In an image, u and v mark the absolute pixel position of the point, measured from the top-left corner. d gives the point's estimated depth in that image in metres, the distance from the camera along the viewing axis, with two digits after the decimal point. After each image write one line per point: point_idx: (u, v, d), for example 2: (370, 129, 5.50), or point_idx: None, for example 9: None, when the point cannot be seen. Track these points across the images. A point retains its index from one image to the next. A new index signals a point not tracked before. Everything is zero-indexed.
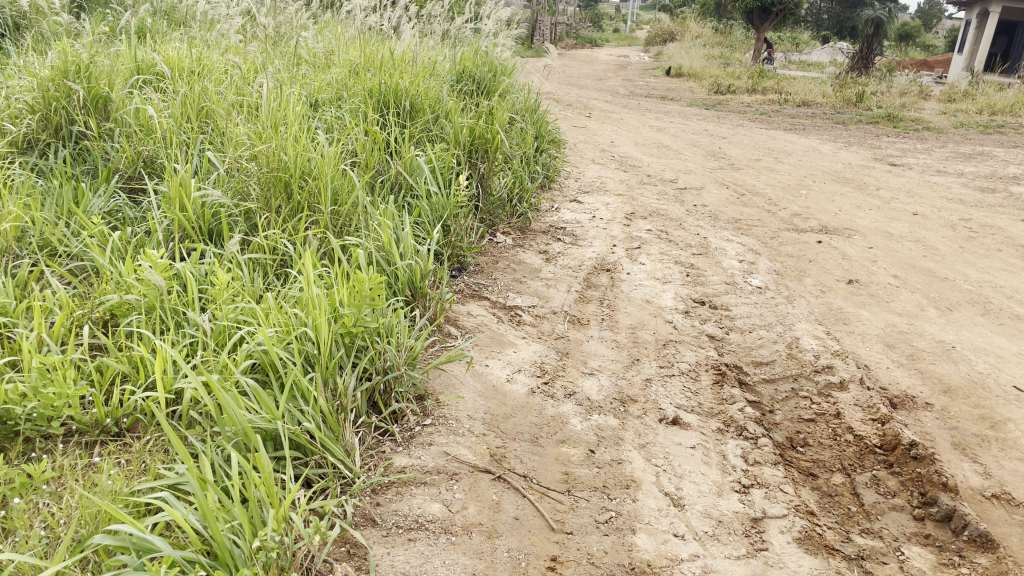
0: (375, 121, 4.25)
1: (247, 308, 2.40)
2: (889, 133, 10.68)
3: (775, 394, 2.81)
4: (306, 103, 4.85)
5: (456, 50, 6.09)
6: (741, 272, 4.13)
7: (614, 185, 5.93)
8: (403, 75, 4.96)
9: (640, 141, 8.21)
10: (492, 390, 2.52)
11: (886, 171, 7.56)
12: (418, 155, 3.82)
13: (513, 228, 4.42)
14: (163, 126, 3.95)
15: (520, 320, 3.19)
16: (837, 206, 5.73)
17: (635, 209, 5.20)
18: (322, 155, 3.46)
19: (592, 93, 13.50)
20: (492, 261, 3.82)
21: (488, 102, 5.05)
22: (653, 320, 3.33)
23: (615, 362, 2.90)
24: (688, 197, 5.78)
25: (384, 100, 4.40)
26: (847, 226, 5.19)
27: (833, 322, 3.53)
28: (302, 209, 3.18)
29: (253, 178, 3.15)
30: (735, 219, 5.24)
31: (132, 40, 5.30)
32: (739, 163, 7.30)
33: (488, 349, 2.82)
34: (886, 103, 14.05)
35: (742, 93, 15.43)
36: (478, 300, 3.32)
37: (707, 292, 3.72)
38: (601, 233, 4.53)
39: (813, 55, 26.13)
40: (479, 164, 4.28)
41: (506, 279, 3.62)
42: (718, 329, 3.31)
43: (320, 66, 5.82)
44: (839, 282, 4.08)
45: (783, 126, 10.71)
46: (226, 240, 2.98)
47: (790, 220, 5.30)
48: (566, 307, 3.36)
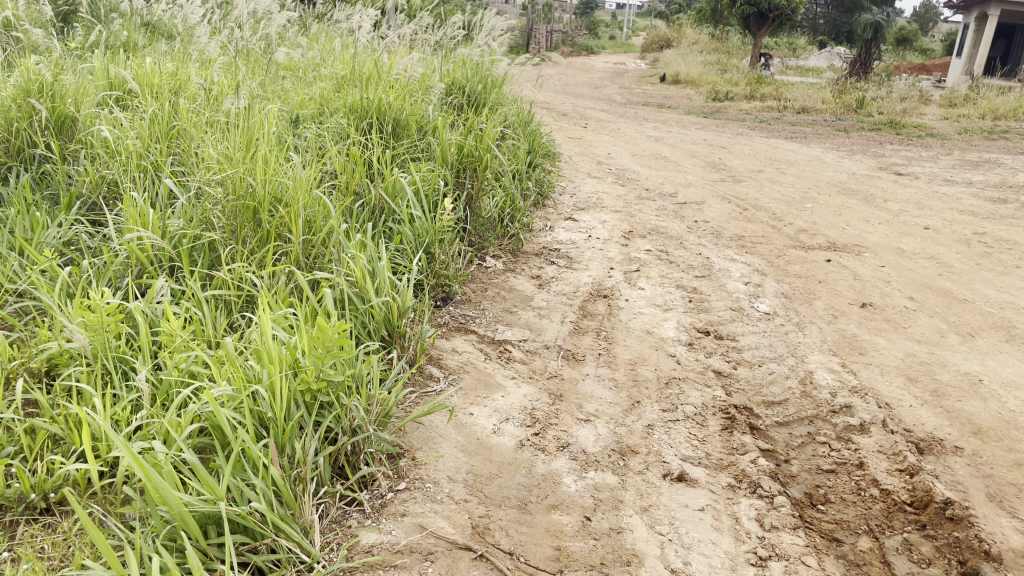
0: (358, 140, 4.01)
1: (200, 358, 2.14)
2: (893, 140, 10.46)
3: (789, 440, 2.56)
4: (287, 120, 4.60)
5: (445, 62, 5.86)
6: (747, 295, 3.88)
7: (611, 200, 5.69)
8: (388, 90, 4.74)
9: (638, 153, 7.98)
10: (476, 444, 2.26)
11: (893, 181, 7.32)
12: (401, 176, 3.58)
13: (504, 251, 4.18)
14: (129, 148, 3.70)
15: (509, 356, 2.94)
16: (844, 220, 5.49)
17: (633, 227, 4.95)
18: (296, 179, 3.21)
19: (588, 103, 13.30)
20: (481, 289, 3.57)
21: (478, 117, 4.82)
22: (654, 354, 3.07)
23: (614, 406, 2.63)
24: (688, 213, 5.53)
25: (366, 117, 4.16)
26: (856, 242, 4.95)
27: (848, 353, 3.28)
28: (271, 239, 2.92)
29: (217, 206, 2.90)
30: (738, 236, 4.99)
31: (103, 57, 5.07)
32: (740, 175, 7.05)
33: (473, 394, 2.56)
34: (887, 109, 13.83)
35: (741, 100, 15.22)
36: (463, 335, 3.06)
37: (711, 320, 3.46)
38: (598, 255, 4.28)
39: (811, 61, 25.96)
40: (467, 183, 4.04)
41: (495, 309, 3.36)
42: (725, 363, 3.06)
43: (304, 81, 5.59)
44: (851, 306, 3.83)
45: (784, 134, 10.49)
46: (187, 276, 2.73)
47: (796, 236, 5.05)
48: (560, 341, 3.11)
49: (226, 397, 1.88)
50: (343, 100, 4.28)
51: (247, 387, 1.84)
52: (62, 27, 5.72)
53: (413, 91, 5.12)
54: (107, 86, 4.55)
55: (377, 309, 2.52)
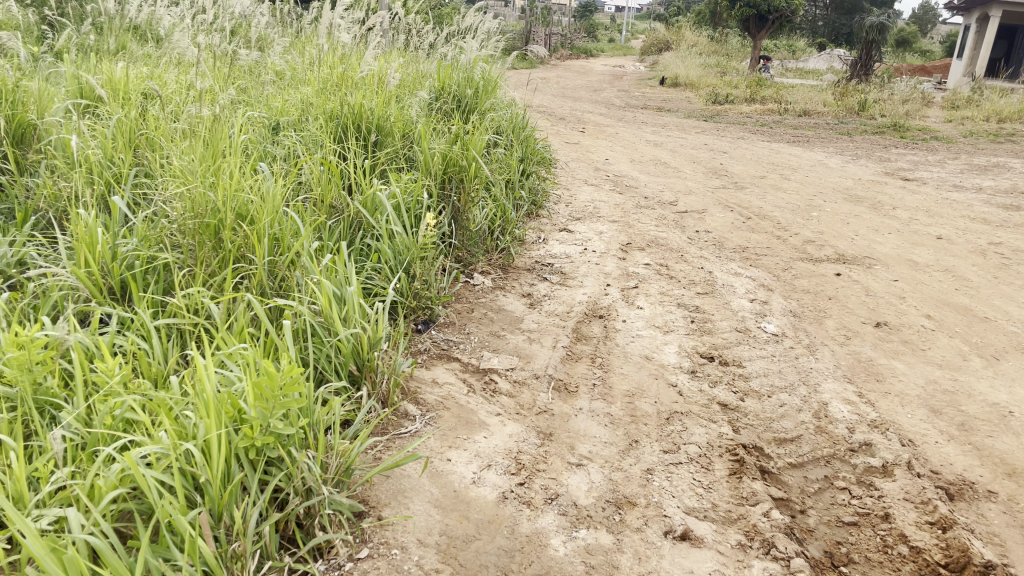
0: (336, 149, 3.75)
1: (138, 403, 1.89)
2: (898, 143, 10.21)
3: (804, 485, 2.30)
4: (264, 127, 4.34)
5: (435, 65, 5.60)
6: (753, 314, 3.62)
7: (609, 209, 5.43)
8: (372, 95, 4.47)
9: (637, 158, 7.72)
10: (452, 498, 1.99)
11: (901, 187, 7.07)
12: (380, 188, 3.32)
13: (493, 266, 3.90)
14: (89, 158, 3.43)
15: (494, 388, 2.67)
16: (852, 230, 5.24)
17: (631, 239, 4.69)
18: (263, 192, 2.95)
19: (587, 106, 13.03)
20: (467, 310, 3.30)
21: (467, 125, 4.56)
22: (654, 383, 2.80)
23: (609, 447, 2.37)
24: (689, 223, 5.27)
25: (346, 124, 3.90)
26: (866, 253, 4.69)
27: (864, 381, 3.02)
28: (232, 260, 2.67)
29: (173, 224, 2.65)
30: (742, 248, 4.73)
31: (73, 61, 4.80)
32: (742, 181, 6.80)
33: (452, 435, 2.29)
34: (890, 111, 13.59)
35: (742, 103, 14.99)
36: (445, 363, 2.80)
37: (716, 343, 3.20)
38: (594, 269, 4.02)
39: (810, 62, 25.75)
40: (453, 195, 3.78)
41: (481, 332, 3.09)
42: (732, 393, 2.79)
43: (287, 86, 5.33)
44: (864, 326, 3.57)
45: (787, 138, 10.25)
46: (137, 302, 2.47)
47: (803, 247, 4.80)
48: (551, 369, 2.84)
49: (156, 455, 1.64)
50: (323, 106, 4.03)
51: (178, 446, 1.60)
52: (33, 30, 5.45)
53: (400, 98, 4.87)
54: (74, 91, 4.29)
55: (344, 341, 2.26)
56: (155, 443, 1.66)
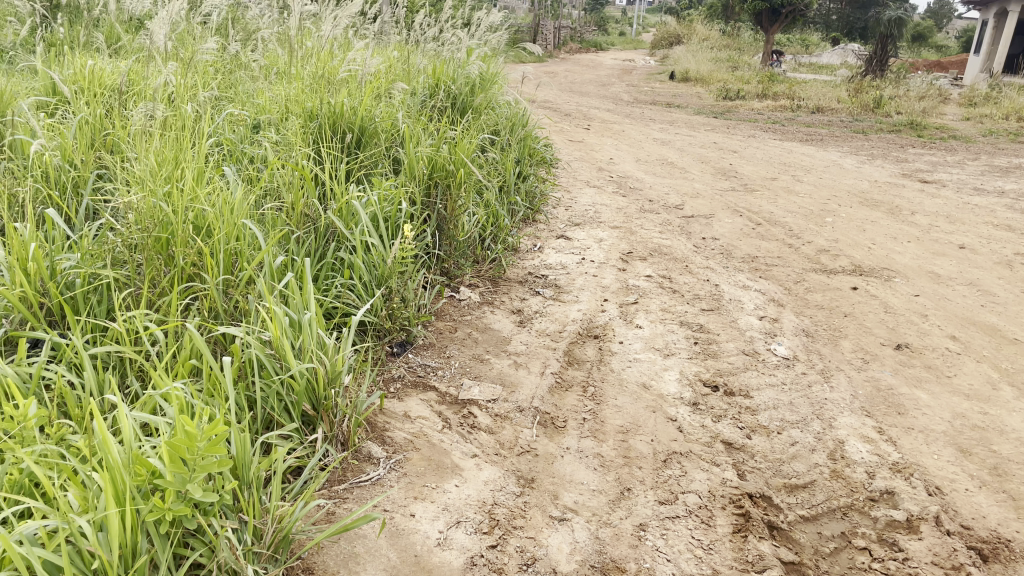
0: (313, 152, 3.49)
1: (47, 457, 1.63)
2: (914, 142, 9.88)
3: (818, 544, 2.03)
4: (242, 130, 4.08)
5: (430, 60, 5.33)
6: (762, 334, 3.34)
7: (610, 214, 5.15)
8: (357, 93, 4.21)
9: (643, 158, 7.43)
10: (412, 564, 1.73)
11: (919, 190, 6.77)
12: (356, 197, 3.06)
13: (481, 279, 3.62)
14: (43, 160, 3.17)
15: (472, 423, 2.40)
16: (868, 237, 4.95)
17: (633, 247, 4.42)
18: (223, 201, 2.69)
19: (594, 102, 12.74)
20: (449, 329, 3.03)
21: (458, 127, 4.30)
22: (651, 417, 2.53)
23: (598, 495, 2.10)
24: (695, 229, 4.99)
25: (325, 125, 3.64)
26: (884, 265, 4.41)
27: (884, 415, 2.74)
28: (184, 279, 2.41)
29: (118, 239, 2.39)
30: (751, 258, 4.46)
31: (47, 55, 4.55)
32: (753, 183, 6.51)
33: (419, 484, 2.03)
34: (906, 109, 13.23)
35: (753, 99, 14.67)
36: (420, 394, 2.53)
37: (721, 369, 2.93)
38: (591, 282, 3.75)
39: (824, 57, 25.31)
40: (439, 202, 3.52)
41: (463, 356, 2.82)
42: (738, 429, 2.52)
43: (272, 82, 5.07)
44: (883, 349, 3.29)
45: (799, 137, 9.94)
46: (73, 326, 2.21)
47: (816, 256, 4.52)
48: (537, 401, 2.56)
49: (50, 529, 1.39)
50: (303, 106, 3.77)
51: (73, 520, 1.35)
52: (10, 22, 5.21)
53: (390, 97, 4.60)
54: (42, 88, 4.04)
55: (296, 378, 2.00)
56: (51, 515, 1.41)
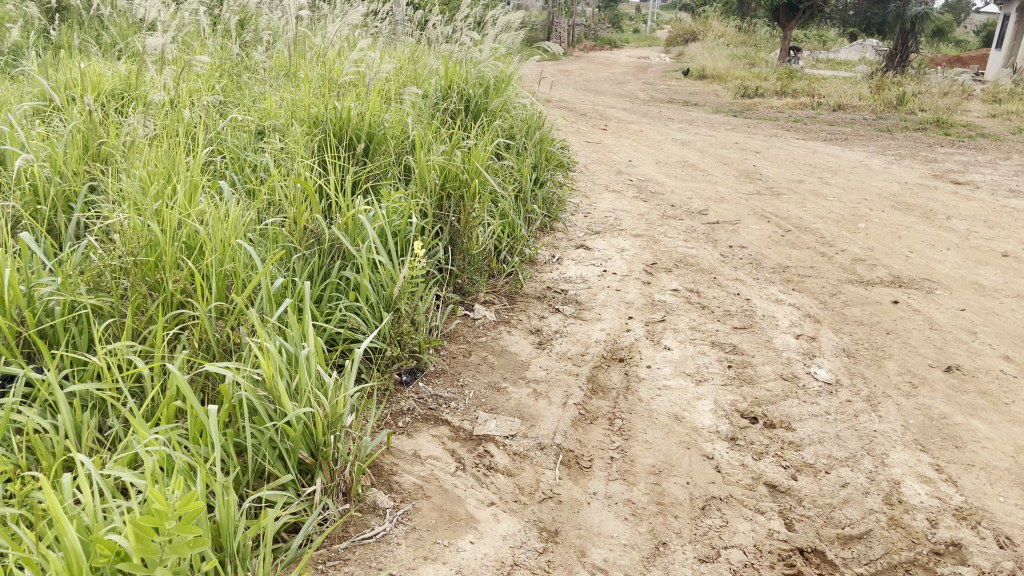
0: (318, 161, 3.28)
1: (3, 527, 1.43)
2: (943, 141, 9.57)
3: None
4: (245, 138, 3.88)
5: (443, 60, 5.12)
6: (800, 355, 3.10)
7: (632, 220, 4.92)
8: (365, 97, 4.00)
9: (663, 160, 7.18)
10: None
11: (952, 192, 6.48)
12: (363, 211, 2.85)
13: (497, 295, 3.40)
14: (29, 172, 2.98)
15: (489, 464, 2.18)
16: (905, 245, 4.68)
17: (657, 257, 4.18)
18: (218, 217, 2.48)
19: (610, 101, 12.50)
20: (463, 353, 2.80)
21: (472, 133, 4.08)
22: (685, 455, 2.30)
23: (630, 551, 1.88)
24: (721, 236, 4.75)
25: (331, 133, 3.44)
26: (924, 275, 4.15)
27: (941, 449, 2.50)
28: (172, 306, 2.20)
29: (102, 263, 2.19)
30: (782, 269, 4.21)
31: (44, 60, 4.37)
32: (779, 186, 6.25)
33: (430, 540, 1.81)
34: (931, 105, 12.88)
35: (772, 96, 14.37)
36: (431, 430, 2.31)
37: (759, 397, 2.69)
38: (614, 297, 3.52)
39: (842, 53, 24.91)
40: (452, 213, 3.30)
41: (478, 384, 2.60)
42: (782, 468, 2.28)
43: (277, 85, 4.87)
44: (932, 372, 3.05)
45: (823, 136, 9.66)
46: (49, 359, 2.01)
47: (851, 266, 4.26)
48: (560, 436, 2.34)
49: None
50: (308, 112, 3.56)
51: None
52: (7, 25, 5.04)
53: (402, 102, 4.40)
54: (36, 95, 3.85)
55: (291, 423, 1.78)
56: None
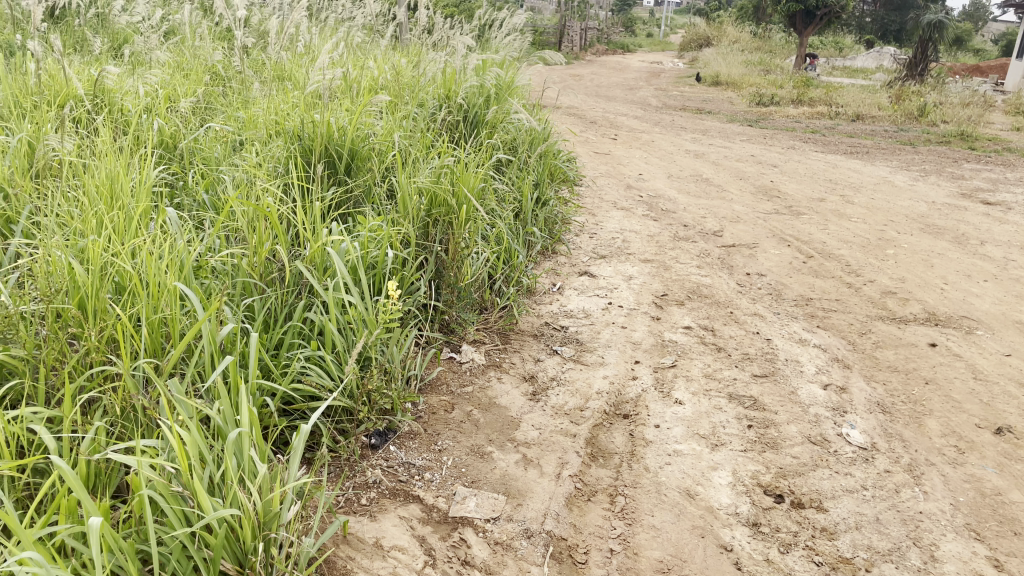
0: (293, 182, 2.96)
1: None
2: (968, 156, 9.16)
3: None
4: (220, 154, 3.56)
5: (442, 66, 4.79)
6: (829, 411, 2.73)
7: (641, 242, 4.57)
8: (351, 109, 3.67)
9: (675, 173, 6.83)
10: None
11: (983, 213, 6.10)
12: (335, 241, 2.52)
13: (488, 333, 3.06)
14: None
15: (464, 558, 1.82)
16: (938, 275, 4.31)
17: (668, 287, 3.83)
18: (159, 251, 2.15)
19: (622, 107, 12.15)
20: (444, 407, 2.46)
21: (467, 150, 3.75)
22: (699, 546, 1.94)
23: None
24: (737, 262, 4.39)
25: (307, 152, 3.12)
26: (962, 312, 3.78)
27: (998, 537, 2.13)
28: (93, 364, 1.87)
29: (13, 310, 1.87)
30: (805, 302, 3.85)
31: (11, 62, 4.07)
32: (798, 205, 5.89)
33: None
34: (952, 116, 12.47)
35: (788, 105, 13.99)
36: (398, 510, 1.96)
37: (785, 467, 2.33)
38: (620, 336, 3.17)
39: (859, 61, 24.47)
40: (439, 241, 2.96)
41: (458, 448, 2.25)
42: (816, 566, 1.92)
43: (262, 89, 4.54)
44: (981, 434, 2.68)
45: (843, 149, 9.28)
46: None
47: (881, 300, 3.90)
48: (551, 520, 1.98)
49: None
50: (286, 126, 3.24)
51: None
52: None
53: (395, 114, 4.07)
54: None
55: (212, 527, 1.45)
56: None
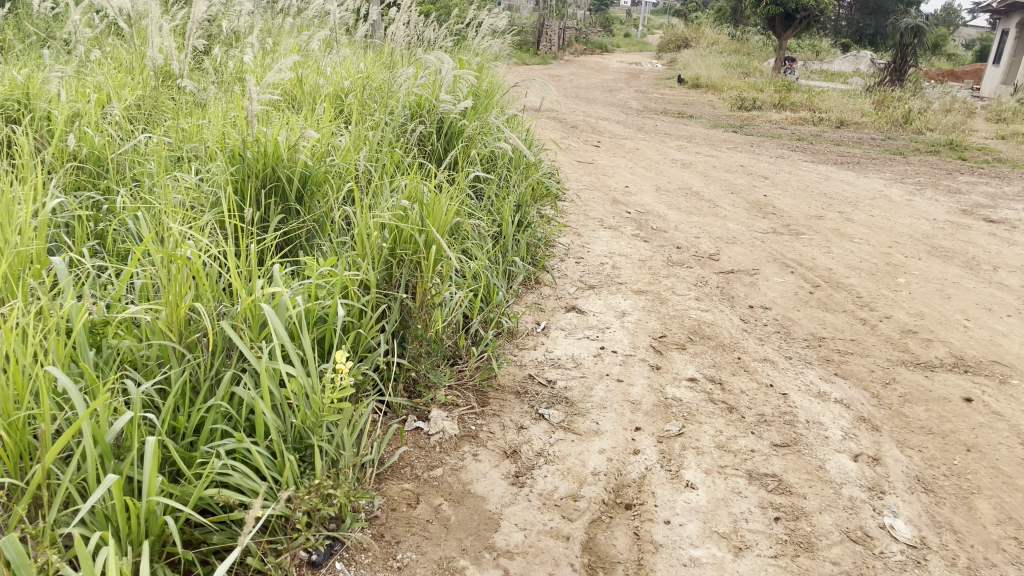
0: (231, 215, 2.49)
1: None
2: (960, 167, 8.85)
3: None
4: (151, 174, 3.07)
5: (413, 71, 4.32)
6: (866, 493, 2.31)
7: (632, 269, 4.14)
8: (305, 121, 3.19)
9: (663, 185, 6.42)
10: None
11: (989, 233, 5.76)
12: (273, 290, 2.05)
13: (461, 391, 2.59)
14: None
15: None
16: (958, 309, 3.93)
17: (666, 325, 3.40)
18: (34, 320, 1.68)
19: (602, 110, 11.74)
20: (406, 503, 1.99)
21: (439, 171, 3.29)
22: None
23: None
24: (738, 293, 3.98)
25: (248, 177, 2.65)
26: (992, 356, 3.38)
27: None
28: None
29: None
30: (818, 343, 3.44)
31: None
32: (795, 223, 5.50)
33: None
34: (936, 123, 12.22)
35: (770, 109, 13.68)
36: None
37: None
38: (615, 391, 2.73)
39: (835, 64, 24.35)
40: (404, 284, 2.51)
41: (422, 564, 1.79)
42: None
43: (210, 96, 4.05)
44: None
45: (832, 158, 8.94)
46: None
47: (901, 340, 3.50)
48: None
49: None
50: (226, 146, 2.77)
51: None
52: None
53: (356, 126, 3.60)
54: None
55: None
56: None
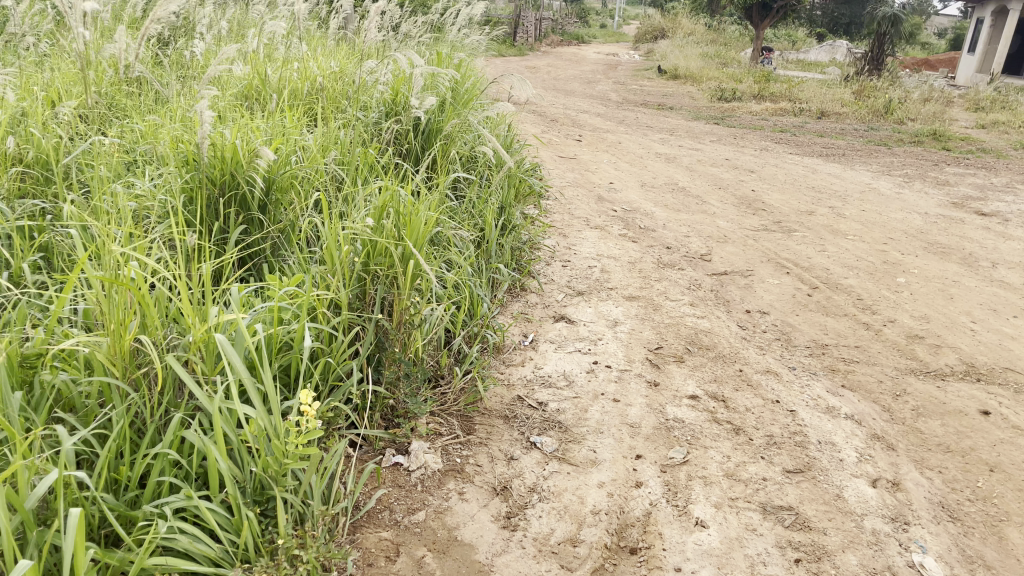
0: (185, 227, 2.25)
1: None
2: (945, 158, 8.73)
3: None
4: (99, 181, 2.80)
5: (387, 64, 4.06)
6: (890, 525, 2.11)
7: (622, 272, 3.93)
8: (269, 121, 2.93)
9: (648, 181, 6.21)
10: None
11: (982, 227, 5.61)
12: (229, 316, 1.80)
13: (445, 418, 2.36)
14: None
15: None
16: (962, 311, 3.75)
17: (661, 335, 3.18)
18: None
19: (581, 103, 11.50)
20: (385, 557, 1.76)
21: (415, 173, 3.05)
22: None
23: None
24: (734, 296, 3.77)
25: (203, 185, 2.40)
26: (1004, 362, 3.21)
27: None
28: None
29: None
30: (822, 351, 3.24)
31: None
32: (786, 219, 5.32)
33: None
34: (917, 113, 12.12)
35: (750, 100, 13.51)
36: None
37: None
38: (612, 413, 2.51)
39: (812, 54, 24.27)
40: (379, 302, 2.27)
41: None
42: None
43: (166, 93, 3.75)
44: None
45: (816, 150, 8.79)
46: None
47: (908, 346, 3.31)
48: None
49: None
50: (181, 151, 2.51)
51: None
52: None
53: (325, 125, 3.35)
54: None
55: None
56: None
